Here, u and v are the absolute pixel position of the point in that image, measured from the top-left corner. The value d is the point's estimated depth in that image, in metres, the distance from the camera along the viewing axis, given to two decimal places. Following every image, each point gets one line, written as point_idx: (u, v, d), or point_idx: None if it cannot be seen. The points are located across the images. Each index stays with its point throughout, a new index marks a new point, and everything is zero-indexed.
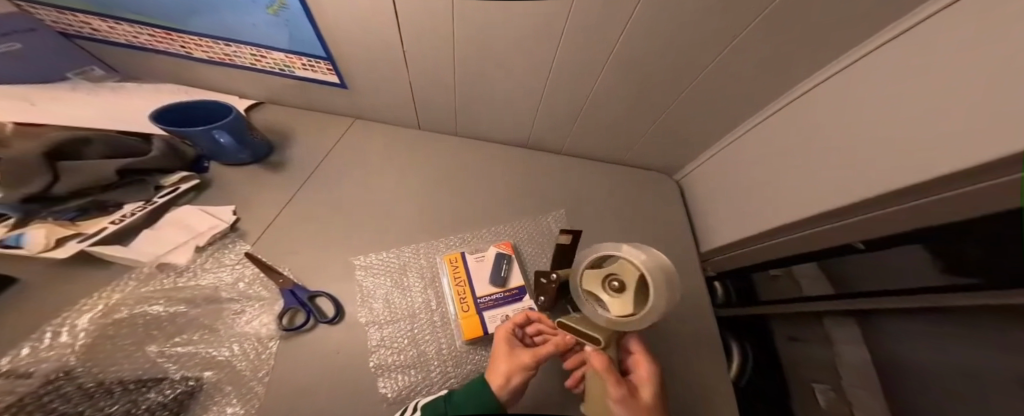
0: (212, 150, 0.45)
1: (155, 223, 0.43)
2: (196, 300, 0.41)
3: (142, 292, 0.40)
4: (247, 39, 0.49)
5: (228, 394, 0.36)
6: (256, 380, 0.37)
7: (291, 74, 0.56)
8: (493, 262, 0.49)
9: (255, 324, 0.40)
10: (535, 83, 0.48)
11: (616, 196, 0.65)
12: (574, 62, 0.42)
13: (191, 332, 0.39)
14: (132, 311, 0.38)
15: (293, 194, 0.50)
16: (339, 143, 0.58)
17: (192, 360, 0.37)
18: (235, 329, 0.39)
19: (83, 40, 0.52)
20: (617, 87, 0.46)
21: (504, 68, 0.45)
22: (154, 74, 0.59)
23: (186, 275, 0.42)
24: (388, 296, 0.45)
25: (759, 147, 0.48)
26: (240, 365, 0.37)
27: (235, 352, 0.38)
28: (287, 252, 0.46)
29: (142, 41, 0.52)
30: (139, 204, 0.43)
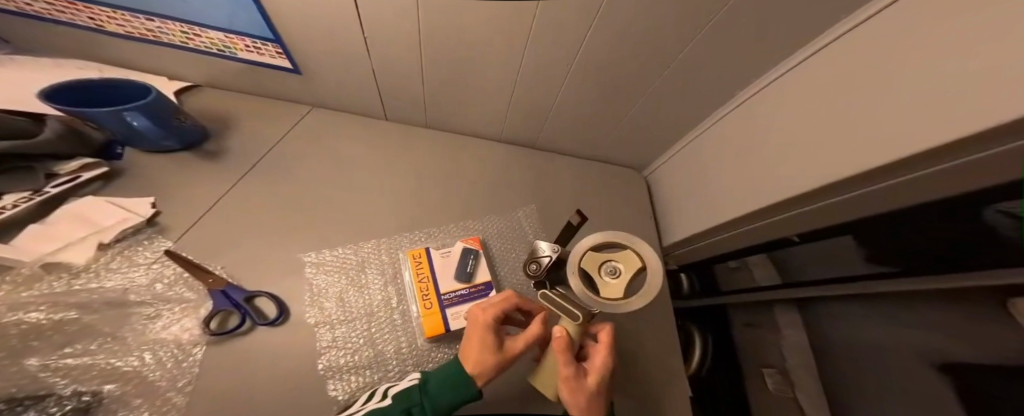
0: (126, 134, 0.40)
1: (47, 217, 0.37)
2: (93, 306, 0.36)
3: (22, 298, 0.35)
4: (176, 15, 0.43)
5: (137, 407, 0.33)
6: (173, 391, 0.34)
7: (234, 57, 0.51)
8: (460, 259, 0.46)
9: (174, 330, 0.36)
10: (506, 75, 0.47)
11: (584, 189, 0.66)
12: (545, 56, 0.41)
13: (86, 341, 0.35)
14: (5, 320, 0.34)
15: (232, 187, 0.45)
16: (292, 133, 0.54)
17: (87, 373, 0.34)
18: (146, 336, 0.36)
19: None
20: (583, 80, 0.46)
21: (473, 60, 0.44)
22: (57, 47, 0.51)
23: (85, 276, 0.37)
24: (342, 294, 0.41)
25: (716, 141, 0.50)
26: (151, 376, 0.34)
27: (146, 361, 0.35)
28: (224, 251, 0.41)
29: (37, 9, 0.44)
30: (24, 194, 0.36)
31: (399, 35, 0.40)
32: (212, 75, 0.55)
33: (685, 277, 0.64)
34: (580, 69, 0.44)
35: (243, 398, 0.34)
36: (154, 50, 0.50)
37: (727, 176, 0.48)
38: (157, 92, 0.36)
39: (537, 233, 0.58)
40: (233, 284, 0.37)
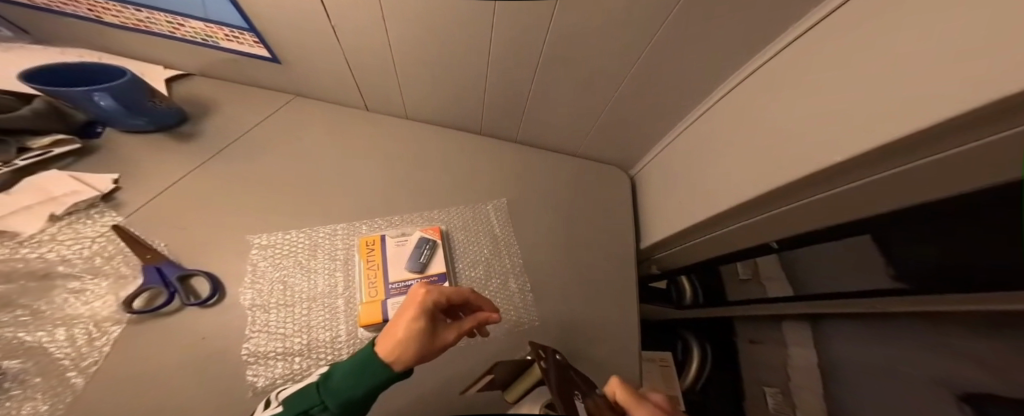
0: (103, 113, 0.42)
1: (11, 188, 0.39)
2: (14, 275, 0.35)
3: None
4: (158, 2, 0.43)
5: (34, 387, 0.31)
6: (76, 371, 0.32)
7: (216, 47, 0.50)
8: (416, 249, 0.45)
9: (94, 305, 0.35)
10: (477, 48, 0.44)
11: (563, 185, 0.62)
12: (515, 21, 0.38)
13: (3, 312, 0.33)
14: None
15: (199, 166, 0.47)
16: (270, 118, 0.55)
17: None
18: (63, 311, 0.34)
19: None
20: (557, 54, 0.43)
21: (442, 32, 0.42)
22: (60, 38, 0.50)
23: (28, 245, 0.37)
24: (287, 277, 0.42)
25: (712, 130, 0.44)
26: (58, 355, 0.32)
27: (57, 338, 0.33)
28: (175, 231, 0.41)
29: (46, 1, 0.44)
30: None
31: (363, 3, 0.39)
32: (204, 66, 0.55)
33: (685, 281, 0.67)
34: (553, 39, 0.40)
35: (151, 383, 0.33)
36: (150, 42, 0.50)
37: (721, 172, 0.42)
38: (132, 75, 0.38)
39: (505, 228, 0.55)
40: (168, 261, 0.37)
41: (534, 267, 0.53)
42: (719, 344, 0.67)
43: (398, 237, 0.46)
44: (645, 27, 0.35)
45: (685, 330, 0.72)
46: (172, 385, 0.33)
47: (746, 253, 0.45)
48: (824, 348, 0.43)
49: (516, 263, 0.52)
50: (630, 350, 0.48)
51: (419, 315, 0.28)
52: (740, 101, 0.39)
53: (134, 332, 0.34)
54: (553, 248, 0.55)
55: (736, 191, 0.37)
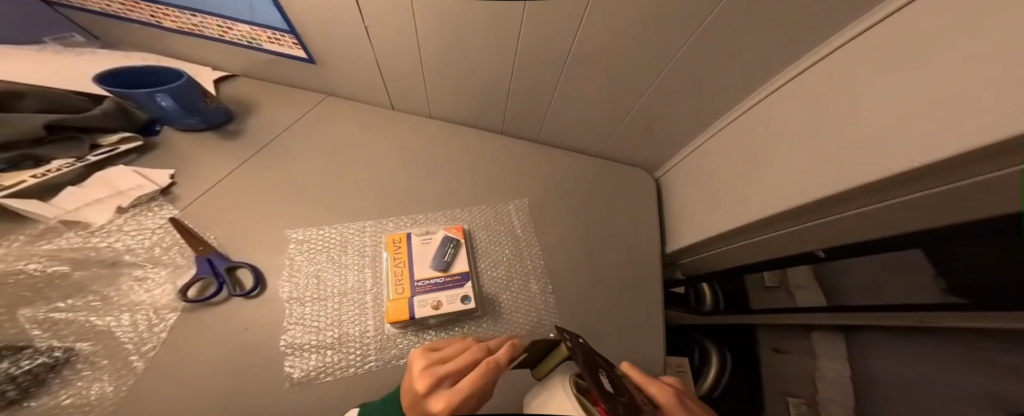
0: (161, 114, 0.45)
1: (83, 181, 0.42)
2: (88, 263, 0.38)
3: (33, 249, 0.38)
4: (210, 8, 0.46)
5: (101, 368, 0.33)
6: (138, 355, 0.35)
7: (259, 49, 0.53)
8: (440, 249, 0.46)
9: (153, 294, 0.38)
10: (506, 49, 0.44)
11: (586, 186, 0.61)
12: (547, 23, 0.38)
13: (77, 297, 0.36)
14: (7, 268, 0.36)
15: (243, 163, 0.50)
16: (305, 117, 0.58)
17: (67, 329, 0.34)
18: (128, 297, 0.38)
19: (67, 9, 0.49)
20: (587, 54, 0.42)
21: (472, 33, 0.43)
22: (123, 41, 0.54)
23: (98, 235, 0.40)
24: (319, 271, 0.44)
25: (747, 133, 0.42)
26: (123, 338, 0.35)
27: (122, 323, 0.36)
28: (223, 224, 0.44)
29: (115, 10, 0.48)
30: (68, 160, 0.42)
31: (397, 7, 0.40)
32: (247, 68, 0.58)
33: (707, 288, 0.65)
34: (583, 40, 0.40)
35: (203, 366, 0.35)
36: (200, 44, 0.53)
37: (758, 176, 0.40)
38: (186, 77, 0.41)
39: (525, 229, 0.55)
40: (218, 253, 0.40)
41: (555, 269, 0.52)
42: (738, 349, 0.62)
43: (423, 235, 0.47)
44: (683, 28, 0.34)
45: (703, 336, 0.68)
46: (223, 369, 0.35)
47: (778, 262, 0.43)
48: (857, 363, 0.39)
49: (537, 265, 0.52)
50: (654, 358, 0.47)
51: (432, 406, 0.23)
52: (783, 103, 0.37)
53: (189, 318, 0.37)
54: (575, 250, 0.54)
55: (775, 200, 0.35)
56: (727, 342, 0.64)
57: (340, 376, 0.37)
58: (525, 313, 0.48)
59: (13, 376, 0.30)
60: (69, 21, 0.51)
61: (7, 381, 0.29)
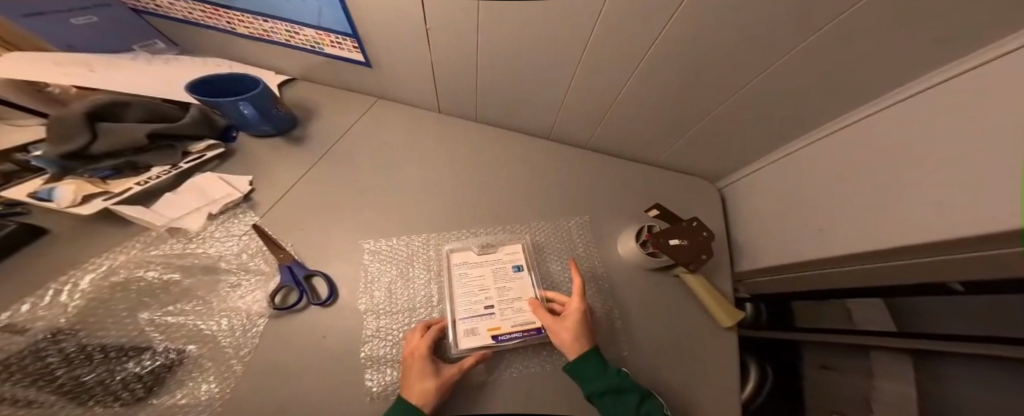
0: (240, 121, 0.46)
1: (176, 187, 0.44)
2: (192, 270, 0.40)
3: (146, 255, 0.40)
4: (279, 13, 0.46)
5: (206, 371, 0.35)
6: (237, 359, 0.36)
7: (322, 53, 0.53)
8: (491, 271, 0.45)
9: (247, 300, 0.39)
10: (578, 54, 0.42)
11: (643, 197, 0.59)
12: (635, 29, 0.36)
13: (184, 302, 0.38)
14: (129, 275, 0.38)
15: (310, 168, 0.51)
16: (361, 120, 0.58)
17: (178, 332, 0.36)
18: (226, 303, 0.39)
19: (152, 17, 0.51)
20: (672, 60, 0.39)
21: (546, 39, 0.41)
22: (201, 47, 0.56)
23: (195, 241, 0.42)
24: (390, 286, 0.44)
25: None
26: (224, 342, 0.36)
27: (222, 328, 0.37)
28: (297, 230, 0.45)
29: (194, 17, 0.49)
30: (165, 167, 0.44)
31: (471, 15, 0.39)
32: (308, 72, 0.59)
33: (751, 307, 0.62)
34: (670, 46, 0.37)
35: (288, 372, 0.36)
36: (269, 49, 0.54)
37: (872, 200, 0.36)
38: (264, 84, 0.42)
39: (583, 245, 0.53)
40: (297, 261, 0.41)
41: (616, 284, 0.50)
42: (778, 362, 0.60)
43: (472, 260, 0.46)
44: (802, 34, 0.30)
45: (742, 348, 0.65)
46: (308, 376, 0.36)
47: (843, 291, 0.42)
48: (926, 390, 0.35)
49: (598, 283, 0.50)
50: (727, 387, 0.45)
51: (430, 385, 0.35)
52: None
53: (276, 326, 0.38)
54: (637, 266, 0.52)
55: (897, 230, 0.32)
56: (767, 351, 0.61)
57: None
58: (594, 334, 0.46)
59: (138, 375, 0.33)
60: (153, 27, 0.54)
61: (135, 379, 0.32)
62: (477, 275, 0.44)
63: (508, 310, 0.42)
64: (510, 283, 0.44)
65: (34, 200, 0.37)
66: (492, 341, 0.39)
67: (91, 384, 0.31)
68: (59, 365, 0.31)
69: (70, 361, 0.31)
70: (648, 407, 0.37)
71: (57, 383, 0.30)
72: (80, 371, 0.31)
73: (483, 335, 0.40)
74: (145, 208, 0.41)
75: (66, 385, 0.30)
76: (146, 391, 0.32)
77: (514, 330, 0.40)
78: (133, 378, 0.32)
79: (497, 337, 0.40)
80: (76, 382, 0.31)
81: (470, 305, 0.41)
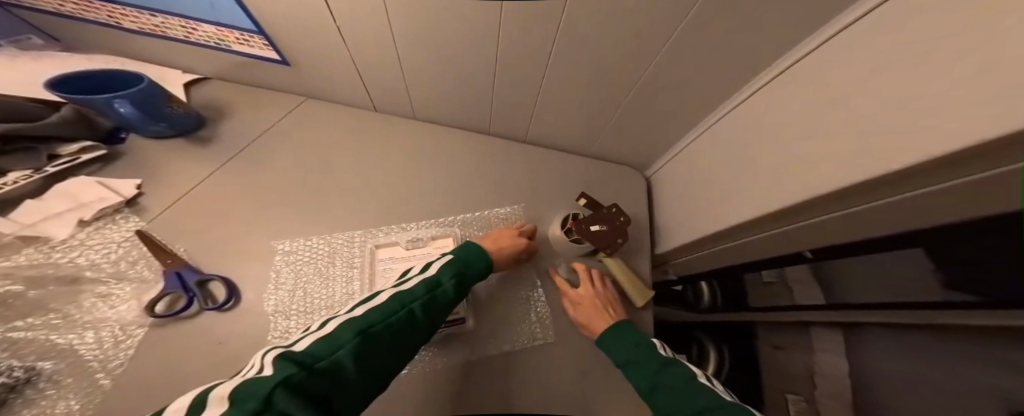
0: (123, 122, 0.42)
1: (43, 194, 0.41)
2: (44, 281, 0.37)
3: None
4: (170, 9, 0.43)
5: (67, 387, 0.33)
6: (104, 372, 0.34)
7: (229, 50, 0.50)
8: (418, 264, 0.47)
9: (118, 310, 0.37)
10: (484, 48, 0.43)
11: (574, 187, 0.61)
12: (526, 21, 0.37)
13: (37, 316, 0.35)
14: None
15: (219, 170, 0.48)
16: (283, 120, 0.56)
17: (27, 348, 0.34)
18: (91, 315, 0.36)
19: (21, 10, 0.47)
20: (569, 54, 0.41)
21: (449, 33, 0.41)
22: (87, 42, 0.51)
23: (60, 250, 0.39)
24: (307, 284, 0.44)
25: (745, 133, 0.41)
26: (87, 356, 0.35)
27: (87, 340, 0.35)
28: (201, 237, 0.43)
29: (69, 10, 0.45)
30: (26, 172, 0.40)
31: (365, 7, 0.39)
32: (220, 71, 0.55)
33: (706, 286, 0.63)
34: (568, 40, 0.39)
35: (178, 381, 0.35)
36: (168, 45, 0.50)
37: (757, 177, 0.38)
38: (148, 81, 0.39)
39: None
40: (188, 266, 0.38)
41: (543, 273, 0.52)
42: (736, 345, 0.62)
43: (400, 255, 0.48)
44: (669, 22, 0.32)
45: (701, 332, 0.69)
46: (199, 385, 0.36)
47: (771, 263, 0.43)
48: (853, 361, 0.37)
49: (524, 272, 0.52)
50: None
51: None
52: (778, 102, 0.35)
53: (164, 334, 0.37)
54: (562, 254, 0.53)
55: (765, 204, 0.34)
56: (723, 335, 0.64)
57: None
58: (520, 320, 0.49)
59: None
60: (24, 21, 0.49)
61: None
62: (403, 269, 0.47)
63: None
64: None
65: None
66: None
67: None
68: None
69: None
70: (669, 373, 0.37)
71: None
72: None
73: None
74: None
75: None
76: None
77: None
78: None
79: None
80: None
81: None
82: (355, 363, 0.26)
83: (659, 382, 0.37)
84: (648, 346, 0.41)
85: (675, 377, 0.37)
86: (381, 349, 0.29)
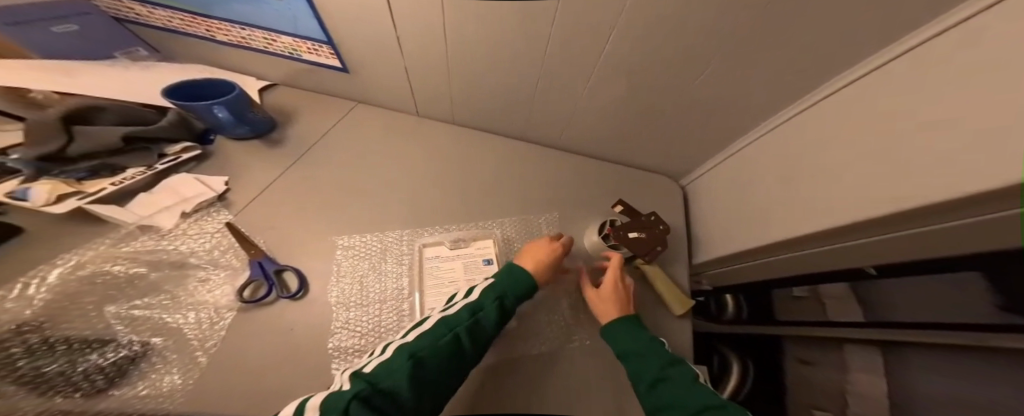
0: (215, 125, 0.48)
1: (152, 188, 0.46)
2: (160, 265, 0.42)
3: (116, 251, 0.41)
4: (256, 23, 0.49)
5: (171, 362, 0.37)
6: (202, 351, 0.38)
7: (299, 59, 0.55)
8: (462, 264, 0.49)
9: (216, 294, 0.41)
10: (533, 58, 0.46)
11: (610, 193, 0.62)
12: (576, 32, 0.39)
13: (152, 296, 0.40)
14: (96, 269, 0.40)
15: (287, 169, 0.53)
16: (339, 124, 0.61)
17: (144, 325, 0.38)
18: (194, 297, 0.41)
19: (134, 25, 0.53)
20: (616, 64, 0.43)
21: (500, 44, 0.44)
22: (182, 54, 0.58)
23: (167, 237, 0.44)
24: (363, 277, 0.47)
25: (793, 145, 0.42)
26: (190, 334, 0.38)
27: (189, 320, 0.39)
28: (272, 230, 0.48)
29: (174, 25, 0.52)
30: (140, 169, 0.46)
31: (425, 18, 0.42)
32: (287, 77, 0.61)
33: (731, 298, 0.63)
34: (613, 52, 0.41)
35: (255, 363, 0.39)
36: (248, 55, 0.56)
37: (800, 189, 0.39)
38: (240, 89, 0.44)
39: None
40: (267, 256, 0.43)
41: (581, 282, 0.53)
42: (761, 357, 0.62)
43: (444, 254, 0.50)
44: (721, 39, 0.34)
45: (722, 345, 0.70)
46: (273, 370, 0.38)
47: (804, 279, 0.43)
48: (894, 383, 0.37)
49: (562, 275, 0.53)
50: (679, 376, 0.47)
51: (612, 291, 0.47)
52: (828, 118, 0.36)
53: (247, 317, 0.40)
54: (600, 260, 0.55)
55: (815, 218, 0.35)
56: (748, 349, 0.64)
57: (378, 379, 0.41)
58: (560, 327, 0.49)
59: (101, 366, 0.34)
60: (135, 35, 0.55)
61: (98, 369, 0.34)
62: (448, 268, 0.49)
63: None
64: (479, 275, 0.49)
65: (11, 199, 0.40)
66: None
67: (52, 375, 0.33)
68: (21, 356, 0.33)
69: (33, 352, 0.33)
70: (677, 372, 0.39)
71: (18, 374, 0.32)
72: (44, 361, 0.33)
73: None
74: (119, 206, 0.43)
75: (26, 375, 0.32)
76: (106, 382, 0.34)
77: None
78: (95, 370, 0.34)
79: None
80: (36, 373, 0.32)
81: (441, 295, 0.47)
82: (411, 390, 0.31)
83: (668, 379, 0.38)
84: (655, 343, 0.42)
85: (684, 372, 0.38)
86: (432, 376, 0.34)
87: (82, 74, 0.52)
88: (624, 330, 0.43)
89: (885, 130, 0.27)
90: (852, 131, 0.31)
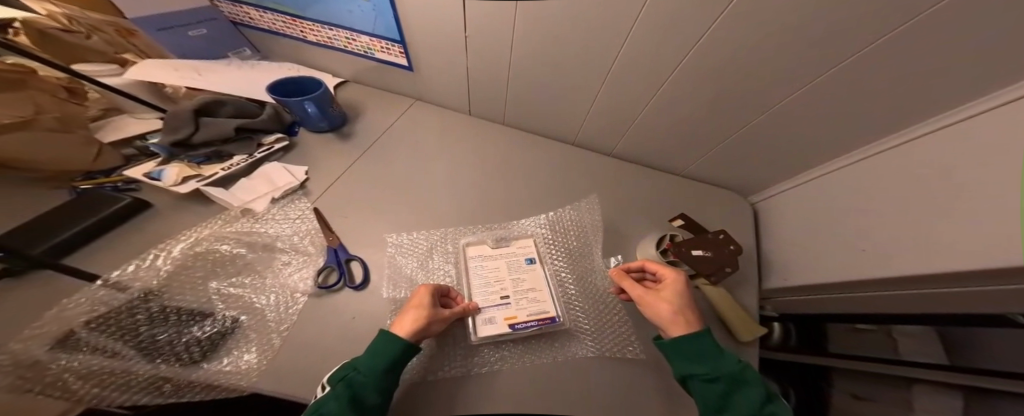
0: (302, 117, 0.54)
1: (250, 174, 0.52)
2: (257, 246, 0.46)
3: (223, 232, 0.47)
4: (342, 23, 0.52)
5: (250, 342, 0.38)
6: (277, 334, 0.39)
7: (372, 57, 0.58)
8: (505, 263, 0.47)
9: (296, 278, 0.44)
10: (601, 62, 0.44)
11: (666, 204, 0.59)
12: (652, 39, 0.38)
13: (244, 276, 0.44)
14: (209, 247, 0.45)
15: (353, 162, 0.57)
16: (398, 120, 0.64)
17: (235, 302, 0.41)
18: (279, 278, 0.44)
19: (248, 29, 0.60)
20: (692, 72, 0.41)
21: (567, 47, 0.43)
22: (274, 52, 0.64)
23: (260, 221, 0.49)
24: (415, 273, 0.47)
25: (888, 168, 0.37)
26: (269, 316, 0.40)
27: (270, 302, 0.42)
28: (337, 218, 0.50)
29: (274, 26, 0.58)
30: (243, 157, 0.52)
31: (496, 20, 0.42)
32: (357, 74, 0.64)
33: (777, 326, 0.58)
34: (693, 59, 0.39)
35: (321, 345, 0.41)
36: (329, 53, 0.60)
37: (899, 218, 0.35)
38: (326, 85, 0.49)
39: (598, 246, 0.52)
40: (341, 245, 0.46)
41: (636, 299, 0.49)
42: (814, 393, 0.58)
43: (487, 253, 0.48)
44: (827, 48, 0.31)
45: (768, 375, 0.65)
46: (333, 356, 0.38)
47: (882, 318, 0.41)
48: None
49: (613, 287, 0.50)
50: None
51: (675, 303, 0.39)
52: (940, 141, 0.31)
53: (318, 301, 0.42)
54: None
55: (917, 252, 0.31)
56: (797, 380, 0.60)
57: (433, 377, 0.39)
58: (613, 347, 0.43)
59: (198, 339, 0.37)
60: (245, 37, 0.62)
61: (197, 340, 0.37)
62: (492, 267, 0.46)
63: (523, 301, 0.43)
64: (525, 275, 0.46)
65: (146, 178, 0.46)
66: (508, 330, 0.41)
67: (162, 343, 0.36)
68: (143, 322, 0.37)
69: (152, 320, 0.37)
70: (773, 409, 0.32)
71: (137, 340, 0.35)
72: (156, 329, 0.36)
73: (499, 324, 0.41)
74: (225, 190, 0.49)
75: (144, 342, 0.35)
76: (201, 355, 0.36)
77: (530, 319, 0.41)
78: (195, 342, 0.37)
79: (513, 326, 0.41)
80: (151, 340, 0.36)
81: (489, 294, 0.44)
82: (380, 395, 0.33)
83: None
84: (742, 370, 0.35)
85: (753, 400, 0.33)
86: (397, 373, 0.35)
87: (205, 71, 0.59)
88: (686, 352, 0.36)
89: (992, 159, 0.25)
90: (949, 157, 0.30)
